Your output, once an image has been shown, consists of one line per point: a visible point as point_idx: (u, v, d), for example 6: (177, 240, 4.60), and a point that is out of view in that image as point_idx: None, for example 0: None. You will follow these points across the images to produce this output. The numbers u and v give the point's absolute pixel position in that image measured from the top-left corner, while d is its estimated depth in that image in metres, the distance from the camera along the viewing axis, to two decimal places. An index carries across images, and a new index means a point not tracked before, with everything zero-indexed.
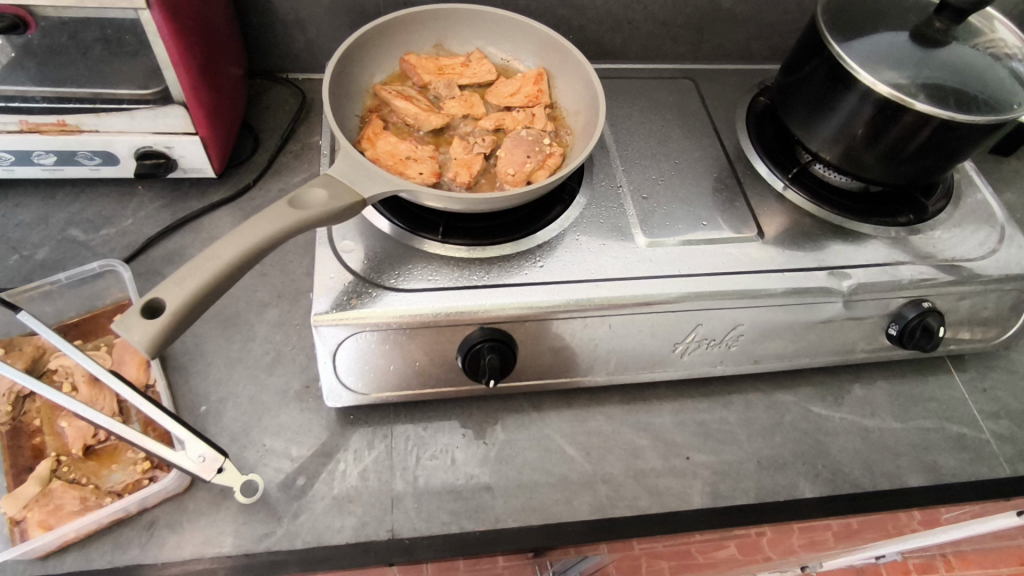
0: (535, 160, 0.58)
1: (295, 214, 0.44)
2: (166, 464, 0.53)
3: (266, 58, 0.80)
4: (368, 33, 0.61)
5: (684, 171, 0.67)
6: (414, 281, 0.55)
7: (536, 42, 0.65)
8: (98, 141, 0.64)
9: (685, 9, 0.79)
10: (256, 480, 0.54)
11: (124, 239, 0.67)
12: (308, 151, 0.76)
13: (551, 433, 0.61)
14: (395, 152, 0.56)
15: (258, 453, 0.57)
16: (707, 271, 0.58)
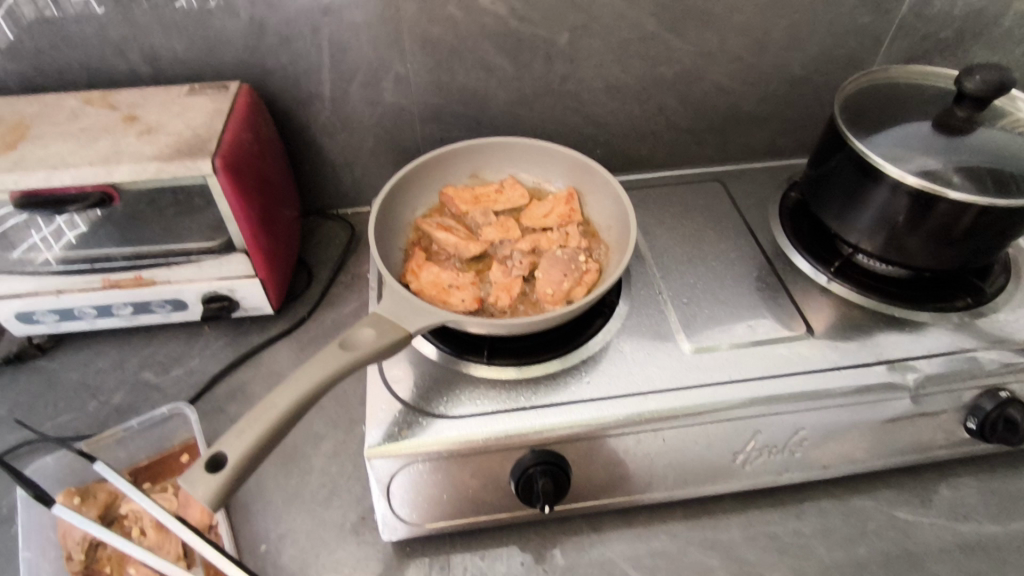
0: (572, 278, 0.59)
1: (346, 355, 0.47)
2: None
3: (318, 198, 0.87)
4: (408, 173, 0.66)
5: (724, 272, 0.67)
6: (462, 407, 0.55)
7: (564, 165, 0.69)
8: (169, 290, 0.69)
9: (706, 116, 0.83)
10: None
11: (191, 378, 0.71)
12: (358, 281, 0.81)
13: (614, 556, 0.58)
14: (438, 281, 0.59)
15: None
16: (758, 375, 0.57)
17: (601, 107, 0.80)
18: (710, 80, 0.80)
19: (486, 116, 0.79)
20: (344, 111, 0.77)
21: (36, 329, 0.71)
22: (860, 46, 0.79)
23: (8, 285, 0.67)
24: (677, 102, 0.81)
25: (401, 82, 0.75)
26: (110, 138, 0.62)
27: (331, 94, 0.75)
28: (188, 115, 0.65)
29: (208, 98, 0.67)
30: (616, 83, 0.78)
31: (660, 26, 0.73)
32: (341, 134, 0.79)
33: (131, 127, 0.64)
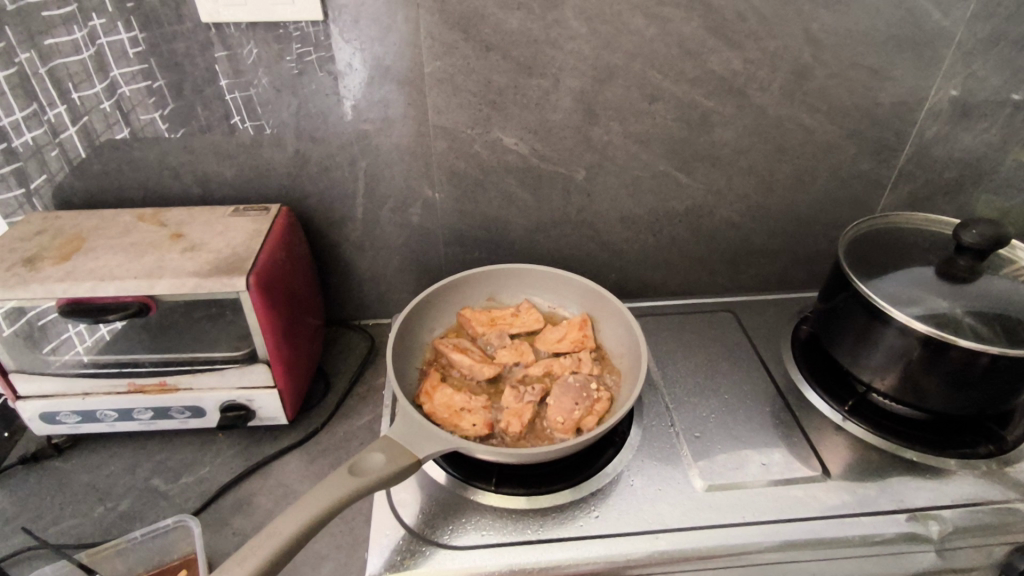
0: (583, 406, 0.60)
1: (355, 481, 0.47)
2: None
3: (342, 310, 0.90)
4: (429, 295, 0.69)
5: (736, 405, 0.67)
6: (468, 536, 0.54)
7: (578, 292, 0.71)
8: (190, 397, 0.71)
9: (717, 246, 0.86)
10: None
11: (200, 487, 0.71)
12: (373, 392, 0.82)
13: None
14: (451, 403, 0.60)
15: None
16: (772, 518, 0.55)
17: (615, 235, 0.84)
18: (720, 214, 0.84)
19: (506, 241, 0.84)
20: (374, 232, 0.82)
21: (57, 429, 0.73)
22: (864, 189, 0.83)
23: (39, 386, 0.69)
24: (689, 233, 0.85)
25: (428, 207, 0.80)
26: (156, 254, 0.67)
27: (362, 217, 0.80)
28: (229, 234, 0.70)
29: (249, 219, 0.73)
30: (630, 214, 0.82)
31: (672, 166, 0.79)
32: (369, 251, 0.84)
33: (177, 244, 0.69)
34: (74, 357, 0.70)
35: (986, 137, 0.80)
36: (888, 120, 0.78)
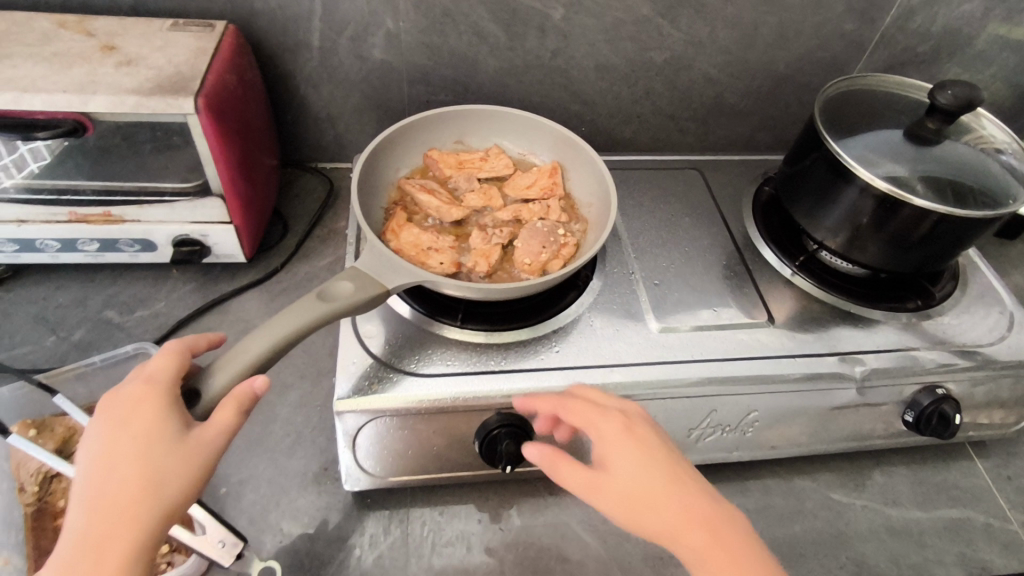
0: (550, 250, 0.61)
1: (323, 306, 0.47)
2: (186, 549, 0.53)
3: (298, 151, 0.85)
4: (394, 133, 0.66)
5: (695, 258, 0.69)
6: (434, 365, 0.57)
7: (550, 138, 0.69)
8: (140, 230, 0.68)
9: (691, 103, 0.84)
10: (274, 566, 0.54)
11: (157, 320, 0.70)
12: (333, 236, 0.80)
13: (569, 518, 0.61)
14: (418, 242, 0.60)
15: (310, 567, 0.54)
16: (717, 357, 0.59)
17: (589, 85, 0.81)
18: (698, 69, 0.81)
19: (474, 83, 0.79)
20: (332, 63, 0.75)
21: None
22: (843, 51, 0.82)
23: None
24: (664, 88, 0.82)
25: (392, 39, 0.74)
26: (87, 66, 0.60)
27: (319, 45, 0.73)
28: (170, 50, 0.63)
29: (191, 35, 0.65)
30: (606, 62, 0.79)
31: (654, 10, 0.74)
32: (327, 86, 0.78)
33: (109, 56, 0.61)
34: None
35: (971, 3, 0.78)
36: None
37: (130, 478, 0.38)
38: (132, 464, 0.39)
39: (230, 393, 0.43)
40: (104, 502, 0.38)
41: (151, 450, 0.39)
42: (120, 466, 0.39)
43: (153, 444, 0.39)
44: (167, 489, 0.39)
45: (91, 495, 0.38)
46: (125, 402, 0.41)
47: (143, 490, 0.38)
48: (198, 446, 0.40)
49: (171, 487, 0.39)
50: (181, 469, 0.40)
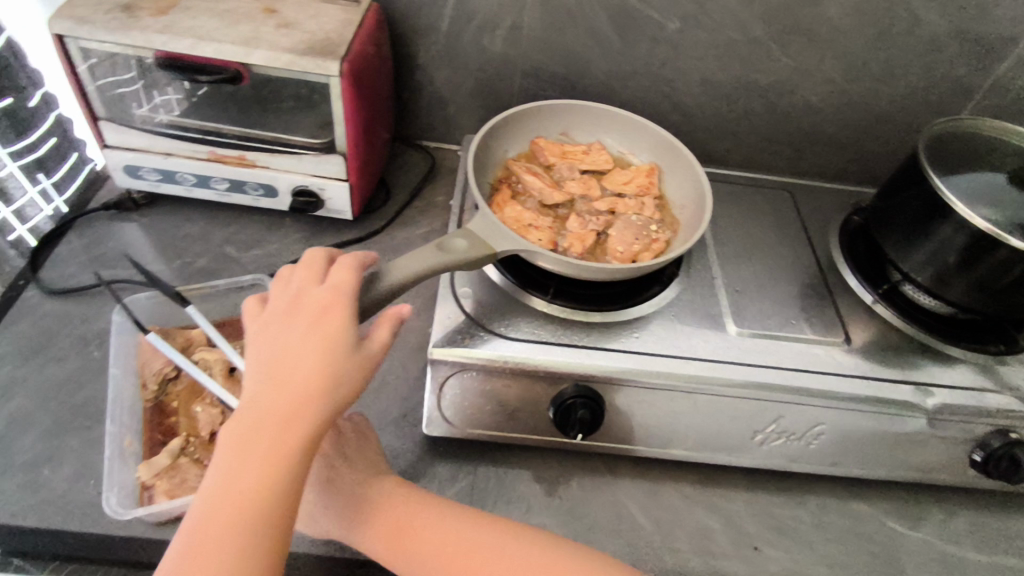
0: (642, 242, 0.64)
1: (441, 255, 0.52)
2: None
3: (408, 127, 0.92)
4: (509, 118, 0.71)
5: (777, 274, 0.72)
6: (521, 332, 0.61)
7: (652, 141, 0.73)
8: (267, 176, 0.75)
9: (787, 128, 0.86)
10: None
11: (268, 260, 0.77)
12: (430, 209, 0.86)
13: (624, 498, 0.64)
14: (520, 218, 0.64)
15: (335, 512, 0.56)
16: (791, 367, 0.61)
17: (691, 98, 0.84)
18: (800, 96, 0.83)
19: (582, 84, 0.84)
20: (455, 48, 0.81)
21: (138, 184, 0.77)
22: (950, 95, 0.82)
23: (125, 138, 0.72)
24: (762, 110, 0.85)
25: (513, 33, 0.79)
26: (251, 24, 0.67)
27: (447, 31, 0.79)
28: (323, 18, 0.70)
29: (341, 7, 0.72)
30: (710, 79, 0.82)
31: (767, 33, 0.77)
32: (446, 69, 0.84)
33: (271, 18, 0.68)
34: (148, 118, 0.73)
35: None
36: (1000, 25, 0.75)
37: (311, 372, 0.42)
38: (316, 360, 0.43)
39: (385, 312, 0.47)
40: (292, 387, 0.42)
41: (332, 351, 0.43)
42: (308, 358, 0.42)
43: (339, 348, 0.43)
44: (341, 391, 0.43)
45: (284, 379, 0.42)
46: (316, 304, 0.45)
47: (319, 386, 0.42)
48: (368, 359, 0.45)
49: (343, 390, 0.43)
50: (352, 375, 0.44)
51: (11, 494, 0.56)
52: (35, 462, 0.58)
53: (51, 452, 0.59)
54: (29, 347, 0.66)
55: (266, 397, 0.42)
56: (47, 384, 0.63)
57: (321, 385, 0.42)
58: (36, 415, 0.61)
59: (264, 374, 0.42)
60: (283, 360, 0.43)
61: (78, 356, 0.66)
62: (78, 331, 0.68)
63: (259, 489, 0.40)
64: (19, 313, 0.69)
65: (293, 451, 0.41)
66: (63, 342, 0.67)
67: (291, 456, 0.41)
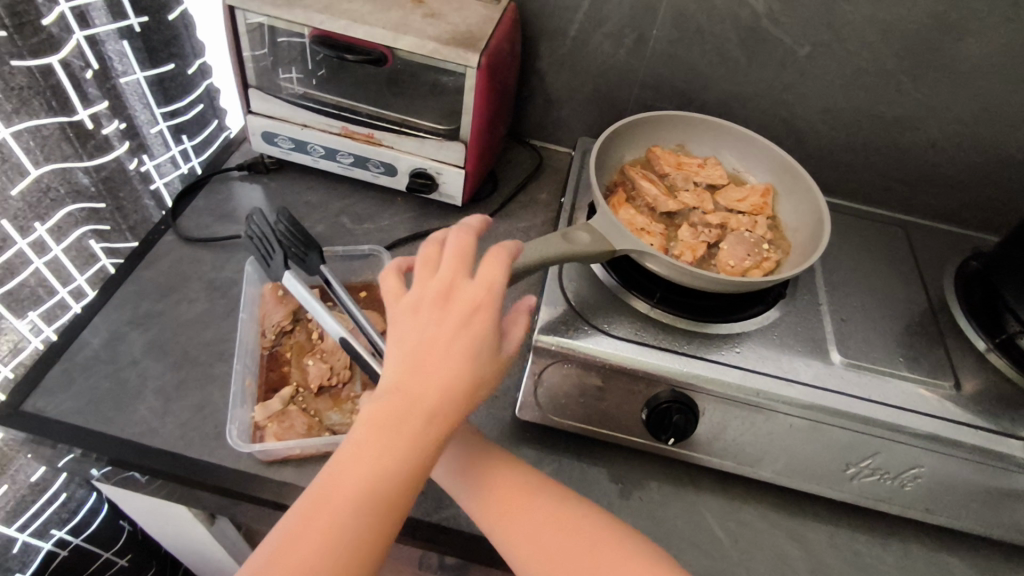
0: (753, 259, 0.64)
1: (565, 246, 0.55)
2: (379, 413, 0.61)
3: (519, 125, 0.95)
4: (630, 124, 0.72)
5: (883, 311, 0.70)
6: (623, 331, 0.62)
7: (771, 162, 0.73)
8: (390, 155, 0.79)
9: (906, 165, 0.84)
10: None
11: (380, 234, 0.81)
12: (534, 204, 0.89)
13: (703, 510, 0.64)
14: (633, 221, 0.66)
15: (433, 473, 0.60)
16: (896, 404, 0.60)
17: (809, 124, 0.83)
18: (926, 134, 0.81)
19: (700, 100, 0.84)
20: (580, 53, 0.84)
21: (271, 150, 0.83)
22: None
23: (268, 107, 0.78)
24: (883, 144, 0.83)
25: (639, 44, 0.81)
26: (400, 11, 0.71)
27: (575, 35, 0.82)
28: (465, 12, 0.73)
29: (482, 3, 0.75)
30: (833, 107, 0.81)
31: (901, 67, 0.76)
32: (567, 72, 0.86)
33: (418, 7, 0.72)
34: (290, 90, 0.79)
35: None
36: None
37: (463, 374, 0.44)
38: (464, 364, 0.44)
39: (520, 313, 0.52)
40: (443, 387, 0.43)
41: (478, 356, 0.44)
42: (455, 367, 0.43)
43: (483, 352, 0.44)
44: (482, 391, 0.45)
45: (437, 379, 0.43)
46: (467, 307, 0.44)
47: (468, 390, 0.44)
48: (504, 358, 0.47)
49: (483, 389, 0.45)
50: (492, 376, 0.46)
51: (142, 414, 0.61)
52: (164, 388, 0.64)
53: (178, 382, 0.64)
54: (166, 286, 0.73)
55: (408, 394, 0.43)
56: (178, 321, 0.70)
57: (461, 393, 0.44)
58: (167, 347, 0.67)
59: (415, 371, 0.43)
60: (434, 356, 0.43)
61: (206, 300, 0.72)
62: (207, 278, 0.74)
63: (387, 485, 0.42)
64: (159, 254, 0.76)
65: (428, 449, 0.43)
66: (194, 286, 0.73)
67: (416, 455, 0.43)
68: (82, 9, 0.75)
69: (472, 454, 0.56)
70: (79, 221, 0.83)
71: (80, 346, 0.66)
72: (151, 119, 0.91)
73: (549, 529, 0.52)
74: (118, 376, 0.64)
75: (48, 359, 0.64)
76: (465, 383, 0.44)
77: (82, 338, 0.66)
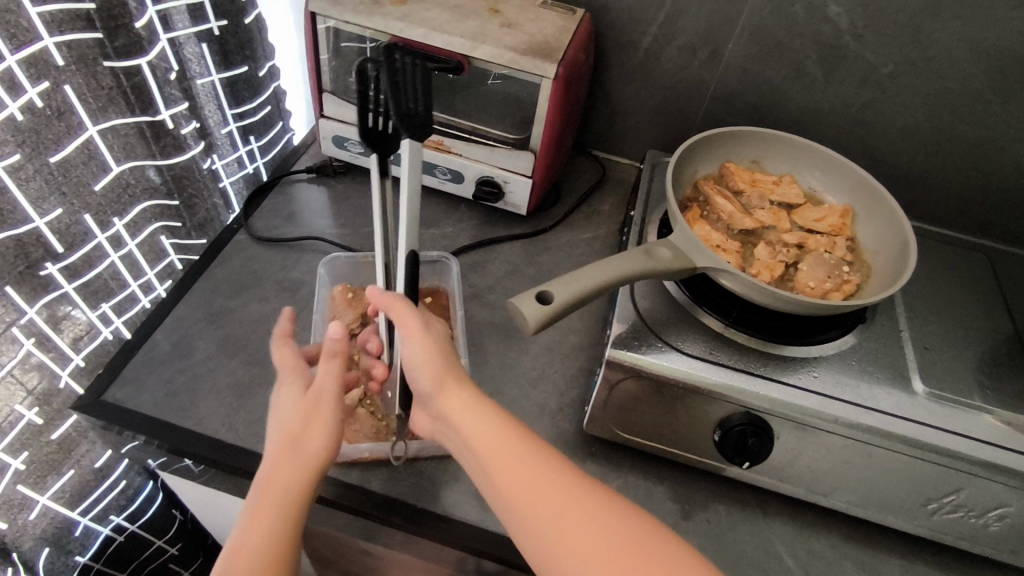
0: (834, 281, 0.62)
1: (646, 262, 0.54)
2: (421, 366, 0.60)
3: (583, 135, 0.94)
4: (705, 139, 0.71)
5: (966, 340, 0.68)
6: (696, 349, 0.61)
7: (850, 183, 0.71)
8: (458, 163, 0.79)
9: (989, 189, 0.81)
10: None
11: (444, 240, 0.82)
12: (596, 216, 0.88)
13: (772, 536, 0.62)
14: (709, 238, 0.65)
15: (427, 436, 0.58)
16: (987, 439, 0.57)
17: (886, 144, 0.81)
18: (1013, 158, 0.78)
19: (772, 115, 0.83)
20: (651, 66, 0.83)
21: (340, 153, 0.85)
22: None
23: (341, 111, 0.79)
24: (965, 166, 0.80)
25: (713, 58, 0.80)
26: (478, 21, 0.72)
27: (647, 47, 0.81)
28: (541, 22, 0.73)
29: (558, 14, 0.75)
30: (913, 127, 0.78)
31: (990, 88, 0.73)
32: (636, 84, 0.85)
33: (495, 16, 0.73)
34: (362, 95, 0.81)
35: None
36: None
37: (294, 426, 0.51)
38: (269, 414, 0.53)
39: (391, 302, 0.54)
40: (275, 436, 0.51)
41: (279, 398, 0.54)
42: (280, 421, 0.52)
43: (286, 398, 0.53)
44: (310, 438, 0.51)
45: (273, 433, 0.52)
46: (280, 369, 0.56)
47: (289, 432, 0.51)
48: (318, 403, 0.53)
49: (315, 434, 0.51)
50: (324, 433, 0.51)
51: (216, 409, 0.63)
52: (237, 385, 0.65)
53: (249, 380, 0.65)
54: (237, 285, 0.74)
55: (281, 457, 0.50)
56: (250, 319, 0.71)
57: (307, 457, 0.50)
58: (239, 346, 0.68)
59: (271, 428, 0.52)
60: (304, 433, 0.51)
61: (276, 299, 0.73)
62: (277, 278, 0.76)
63: (275, 544, 0.48)
64: (231, 253, 0.77)
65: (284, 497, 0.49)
66: (265, 285, 0.75)
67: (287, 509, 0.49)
68: (166, 12, 0.77)
69: (496, 426, 0.50)
70: (153, 217, 0.85)
71: (157, 340, 0.68)
72: (222, 120, 0.92)
73: (571, 521, 0.45)
74: (193, 371, 0.65)
75: (127, 352, 0.66)
76: (309, 444, 0.51)
77: (159, 333, 0.68)
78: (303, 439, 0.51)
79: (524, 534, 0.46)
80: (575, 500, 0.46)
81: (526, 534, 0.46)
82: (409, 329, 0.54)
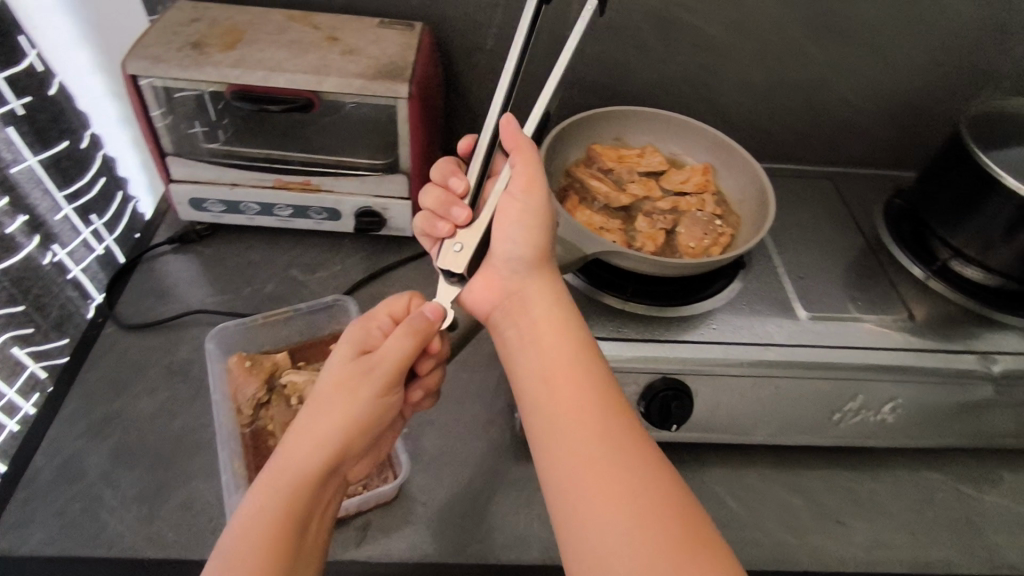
0: (710, 237, 0.67)
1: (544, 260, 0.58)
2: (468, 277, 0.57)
3: (450, 144, 0.94)
4: (567, 128, 0.74)
5: (831, 261, 0.75)
6: (604, 330, 0.63)
7: (705, 142, 0.76)
8: (331, 200, 0.76)
9: (819, 122, 0.90)
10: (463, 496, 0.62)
11: (336, 281, 0.79)
12: None
13: (711, 484, 0.66)
14: (591, 222, 0.67)
15: (478, 313, 0.57)
16: (868, 344, 0.64)
17: (727, 98, 0.87)
18: (833, 91, 0.87)
19: (622, 92, 0.87)
20: (500, 66, 0.84)
21: (200, 216, 0.79)
22: (976, 83, 0.85)
23: (191, 171, 0.74)
24: (796, 106, 0.88)
25: (557, 48, 0.82)
26: (318, 53, 0.69)
27: (492, 48, 0.82)
28: (383, 43, 0.72)
29: (397, 32, 0.74)
30: (746, 80, 0.85)
31: (802, 33, 0.81)
32: (490, 86, 0.86)
33: (334, 45, 0.71)
34: (212, 149, 0.75)
35: None
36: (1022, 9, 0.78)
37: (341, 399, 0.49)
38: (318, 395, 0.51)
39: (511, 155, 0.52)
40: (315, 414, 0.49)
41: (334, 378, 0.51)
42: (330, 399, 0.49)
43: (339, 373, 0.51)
44: (351, 410, 0.49)
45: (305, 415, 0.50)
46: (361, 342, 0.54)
47: (336, 412, 0.48)
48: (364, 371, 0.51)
49: (356, 403, 0.49)
50: (362, 401, 0.49)
51: (126, 525, 0.57)
52: (144, 492, 0.59)
53: (157, 483, 0.60)
54: (118, 383, 0.67)
55: (317, 431, 0.48)
56: (141, 417, 0.65)
57: (332, 427, 0.48)
58: (136, 450, 0.62)
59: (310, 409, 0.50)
60: (332, 400, 0.49)
61: (166, 388, 0.67)
62: (161, 364, 0.70)
63: (278, 518, 0.44)
64: (101, 351, 0.70)
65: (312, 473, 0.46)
66: (150, 375, 0.68)
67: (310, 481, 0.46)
68: None
69: (579, 370, 0.49)
70: None
71: (38, 469, 0.60)
72: (54, 206, 0.82)
73: (613, 468, 0.44)
74: (87, 493, 0.59)
75: (3, 493, 0.58)
76: (348, 413, 0.48)
77: (38, 459, 0.61)
78: (342, 416, 0.48)
79: (570, 464, 0.45)
80: (628, 448, 0.45)
81: (556, 428, 0.47)
82: (522, 183, 0.53)
